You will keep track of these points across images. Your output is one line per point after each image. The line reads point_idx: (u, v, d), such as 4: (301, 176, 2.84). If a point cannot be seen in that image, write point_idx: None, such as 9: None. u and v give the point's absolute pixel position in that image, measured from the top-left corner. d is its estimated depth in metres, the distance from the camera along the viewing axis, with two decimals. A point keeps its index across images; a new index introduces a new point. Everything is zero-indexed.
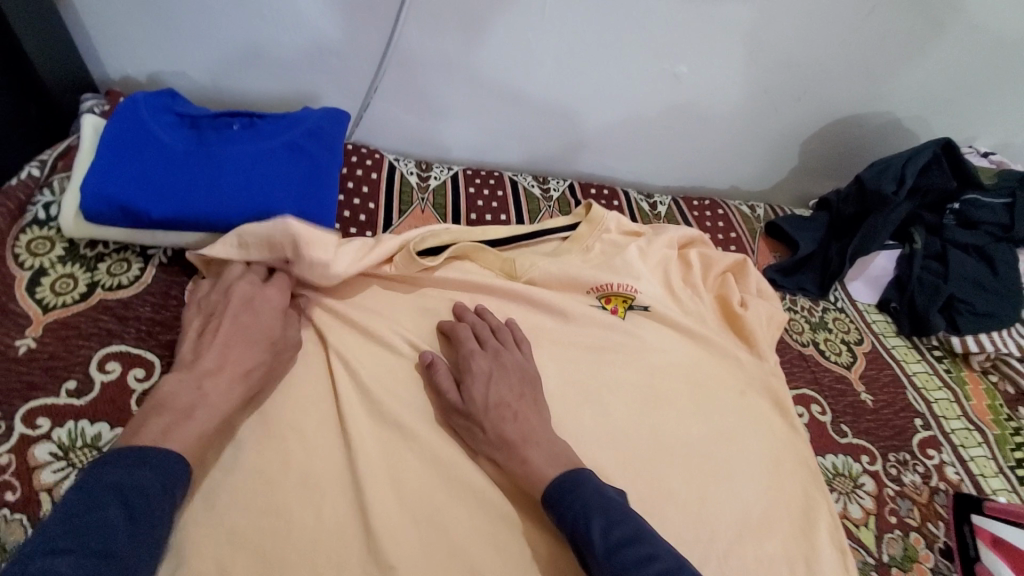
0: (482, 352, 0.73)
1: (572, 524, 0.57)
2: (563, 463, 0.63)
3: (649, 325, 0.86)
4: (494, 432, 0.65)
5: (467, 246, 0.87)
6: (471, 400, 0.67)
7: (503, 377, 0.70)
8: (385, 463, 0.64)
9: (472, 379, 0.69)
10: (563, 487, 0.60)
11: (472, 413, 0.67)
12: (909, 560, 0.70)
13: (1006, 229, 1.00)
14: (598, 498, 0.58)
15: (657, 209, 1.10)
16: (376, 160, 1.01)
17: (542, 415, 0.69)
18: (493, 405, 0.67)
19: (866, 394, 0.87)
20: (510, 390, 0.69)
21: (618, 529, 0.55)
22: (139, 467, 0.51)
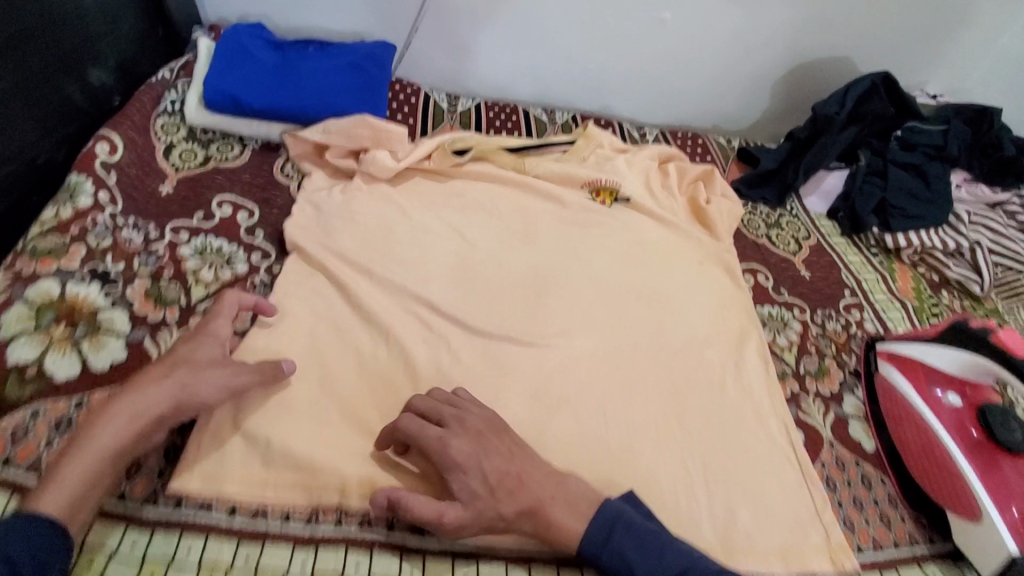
0: (450, 434, 0.63)
1: (619, 566, 0.60)
2: (582, 505, 0.62)
3: (629, 213, 1.08)
4: (508, 506, 0.60)
5: (487, 149, 1.10)
6: (472, 495, 0.60)
7: (489, 451, 0.62)
8: (421, 282, 0.87)
9: (462, 475, 0.60)
10: (599, 533, 0.61)
11: (479, 509, 0.59)
12: (821, 374, 0.90)
13: (939, 149, 1.18)
14: (632, 537, 0.60)
15: (646, 137, 1.32)
16: (414, 89, 1.24)
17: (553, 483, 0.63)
18: (497, 482, 0.60)
19: (805, 271, 1.07)
20: (503, 456, 0.62)
21: (665, 562, 0.59)
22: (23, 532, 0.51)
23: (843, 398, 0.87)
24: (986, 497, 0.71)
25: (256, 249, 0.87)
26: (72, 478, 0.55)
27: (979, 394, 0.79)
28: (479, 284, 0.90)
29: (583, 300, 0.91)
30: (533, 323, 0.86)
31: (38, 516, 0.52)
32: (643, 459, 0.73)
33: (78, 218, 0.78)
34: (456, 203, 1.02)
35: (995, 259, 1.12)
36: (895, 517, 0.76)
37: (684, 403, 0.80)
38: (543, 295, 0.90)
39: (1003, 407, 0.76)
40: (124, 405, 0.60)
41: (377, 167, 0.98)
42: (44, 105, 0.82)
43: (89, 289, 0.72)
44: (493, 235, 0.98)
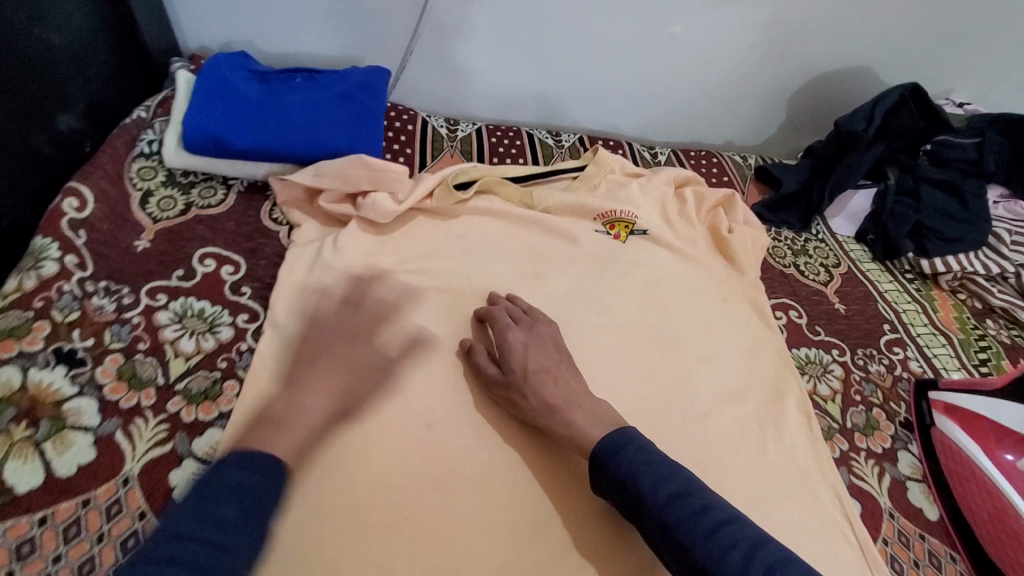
0: (517, 327, 0.77)
1: (622, 481, 0.61)
2: (606, 423, 0.67)
3: (647, 247, 1.00)
4: (535, 397, 0.70)
5: (491, 180, 1.02)
6: (511, 372, 0.72)
7: (539, 346, 0.75)
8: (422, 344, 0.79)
9: (509, 354, 0.74)
10: (611, 446, 0.63)
11: (513, 384, 0.71)
12: (871, 427, 0.81)
13: (974, 164, 1.11)
14: (641, 456, 0.62)
15: (658, 158, 1.24)
16: (411, 116, 1.16)
17: (579, 379, 0.73)
18: (531, 372, 0.71)
19: (839, 304, 0.99)
20: (548, 357, 0.74)
21: (668, 483, 0.59)
22: (257, 468, 0.51)
23: (898, 456, 0.78)
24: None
25: (243, 309, 0.78)
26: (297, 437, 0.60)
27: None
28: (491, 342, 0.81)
29: (605, 353, 0.83)
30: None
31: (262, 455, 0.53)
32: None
33: (42, 288, 0.70)
34: (459, 246, 0.93)
35: None
36: None
37: (723, 470, 0.72)
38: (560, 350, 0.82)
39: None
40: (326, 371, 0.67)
41: (377, 209, 0.89)
42: (6, 160, 0.74)
43: (54, 375, 0.64)
44: (502, 282, 0.90)
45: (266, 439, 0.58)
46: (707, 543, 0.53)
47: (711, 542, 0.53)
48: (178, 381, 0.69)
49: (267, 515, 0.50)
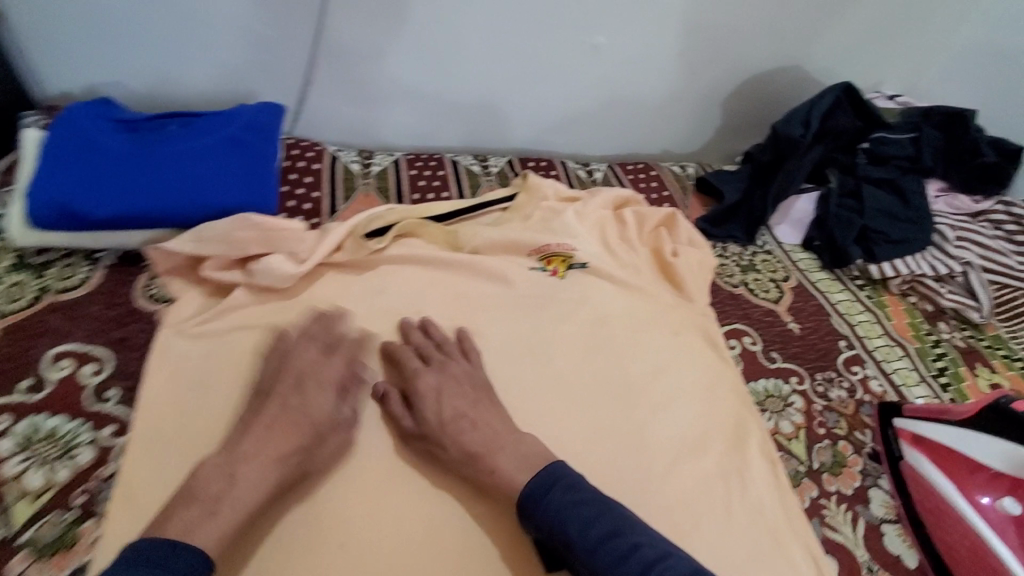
0: (427, 368, 0.70)
1: (551, 526, 0.58)
2: (533, 463, 0.63)
3: (589, 281, 0.91)
4: (455, 447, 0.64)
5: (411, 223, 0.91)
6: (425, 422, 0.66)
7: (453, 388, 0.68)
8: None
9: (422, 402, 0.67)
10: (541, 487, 0.60)
11: (430, 436, 0.65)
12: (838, 465, 0.75)
13: (913, 161, 1.09)
14: (571, 496, 0.59)
15: (594, 176, 1.16)
16: (317, 152, 1.03)
17: (501, 417, 0.67)
18: (448, 421, 0.65)
19: (792, 323, 0.94)
20: (464, 399, 0.67)
21: (598, 523, 0.57)
22: (168, 562, 0.49)
23: (869, 496, 0.72)
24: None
25: (110, 420, 0.67)
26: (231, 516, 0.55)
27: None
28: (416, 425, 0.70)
29: (550, 420, 0.73)
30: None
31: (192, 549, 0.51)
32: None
33: None
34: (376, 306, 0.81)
35: (988, 277, 1.02)
36: None
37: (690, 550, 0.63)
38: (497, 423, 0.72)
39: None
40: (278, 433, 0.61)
41: (276, 273, 0.77)
42: None
43: None
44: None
45: (199, 521, 0.53)
46: None
47: None
48: (20, 529, 0.58)
49: None
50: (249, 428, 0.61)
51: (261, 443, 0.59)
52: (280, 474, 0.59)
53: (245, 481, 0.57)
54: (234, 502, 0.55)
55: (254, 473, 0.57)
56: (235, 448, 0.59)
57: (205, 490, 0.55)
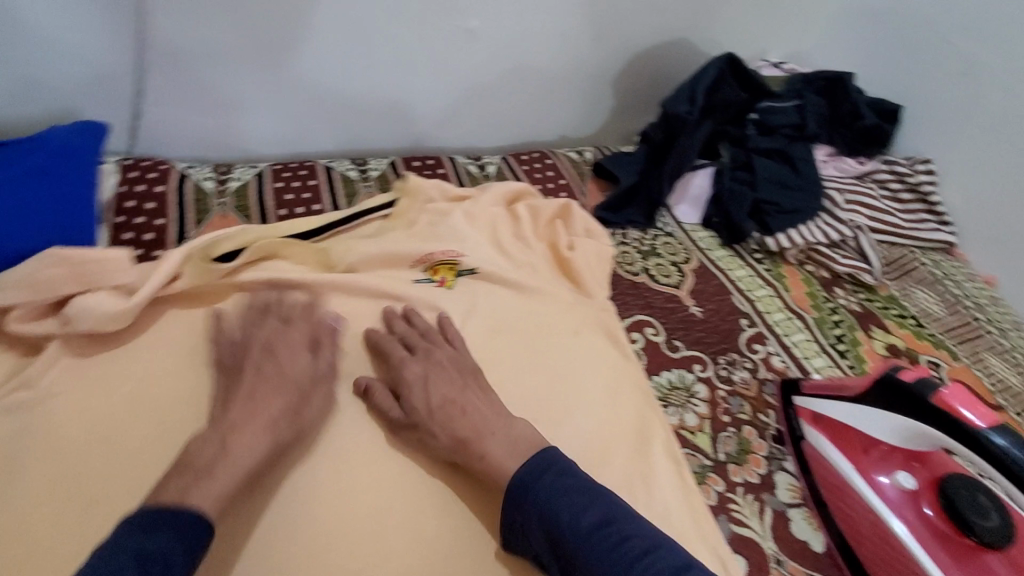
0: (412, 357, 0.67)
1: (540, 515, 0.54)
2: (522, 451, 0.60)
3: (480, 288, 0.84)
4: (445, 433, 0.61)
5: (273, 244, 0.80)
6: (413, 411, 0.63)
7: (439, 375, 0.66)
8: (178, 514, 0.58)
9: (408, 390, 0.64)
10: (533, 471, 0.57)
11: (416, 423, 0.62)
12: (743, 452, 0.73)
13: (799, 128, 1.08)
14: (561, 483, 0.56)
15: (486, 170, 1.08)
16: (162, 171, 0.90)
17: (489, 402, 0.64)
18: (436, 408, 0.62)
19: (695, 307, 0.91)
20: (449, 385, 0.65)
21: (591, 511, 0.54)
22: (162, 526, 0.48)
23: (774, 482, 0.70)
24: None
25: None
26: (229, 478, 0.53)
27: (932, 467, 0.64)
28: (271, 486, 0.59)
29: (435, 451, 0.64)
30: (365, 534, 0.57)
31: (181, 510, 0.50)
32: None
33: None
34: None
35: (878, 237, 1.03)
36: None
37: None
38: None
39: (968, 480, 0.61)
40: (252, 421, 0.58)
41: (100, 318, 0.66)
42: None
43: None
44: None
45: (192, 488, 0.52)
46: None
47: (636, 572, 0.50)
48: None
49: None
50: (239, 392, 0.60)
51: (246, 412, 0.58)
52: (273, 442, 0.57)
53: (237, 449, 0.55)
54: (230, 466, 0.54)
55: (249, 438, 0.56)
56: (226, 415, 0.58)
57: (198, 461, 0.54)
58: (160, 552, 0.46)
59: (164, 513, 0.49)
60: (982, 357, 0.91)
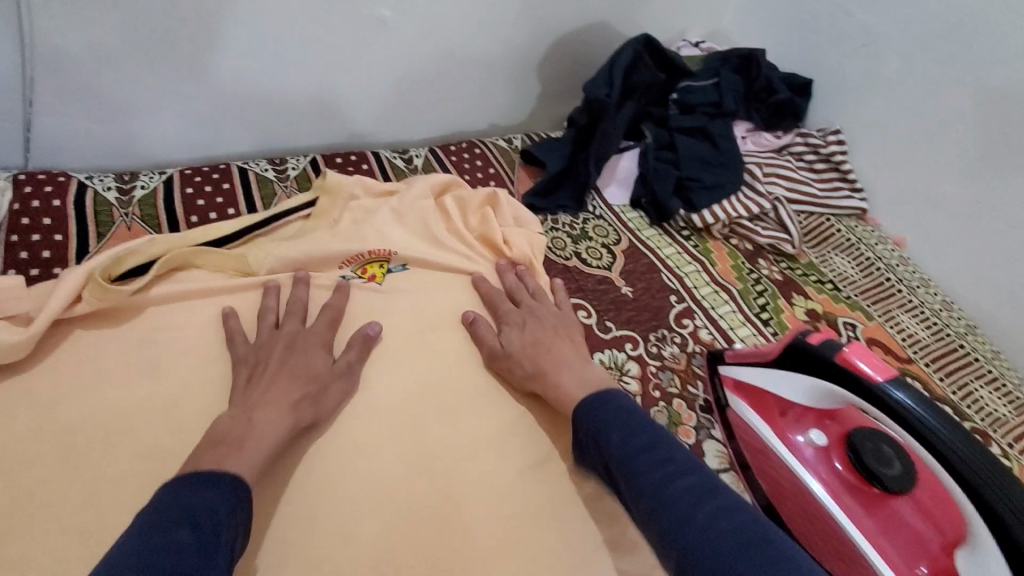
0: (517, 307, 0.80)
1: (597, 431, 0.60)
2: (591, 387, 0.69)
3: (408, 285, 0.84)
4: (531, 365, 0.73)
5: (183, 254, 0.77)
6: (509, 344, 0.75)
7: (535, 322, 0.78)
8: (88, 542, 0.56)
9: (513, 329, 0.77)
10: (593, 401, 0.63)
11: (511, 354, 0.74)
12: (674, 425, 0.75)
13: (717, 106, 1.11)
14: (621, 411, 0.61)
15: (413, 163, 1.07)
16: (59, 184, 0.84)
17: (574, 350, 0.75)
18: (529, 345, 0.74)
19: (625, 287, 0.93)
20: (546, 331, 0.77)
21: (641, 433, 0.58)
22: (210, 486, 0.50)
23: (704, 449, 0.73)
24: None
25: None
26: (257, 450, 0.58)
27: (843, 422, 0.66)
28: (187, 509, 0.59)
29: (368, 455, 0.66)
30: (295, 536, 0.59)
31: (225, 474, 0.52)
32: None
33: None
34: (144, 367, 0.69)
35: (796, 208, 1.08)
36: None
37: (524, 559, 0.61)
38: (304, 476, 0.63)
39: (873, 431, 0.63)
40: (262, 403, 0.62)
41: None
42: None
43: None
44: (208, 400, 0.67)
45: (228, 457, 0.55)
46: (663, 487, 0.53)
47: (666, 486, 0.53)
48: None
49: (226, 537, 0.48)
50: (264, 377, 0.65)
51: (265, 392, 0.63)
52: (297, 417, 0.63)
53: (260, 424, 0.60)
54: (257, 440, 0.58)
55: (273, 415, 0.61)
56: (252, 396, 0.63)
57: (227, 433, 0.58)
58: (204, 505, 0.48)
59: (209, 474, 0.52)
60: (893, 315, 0.96)
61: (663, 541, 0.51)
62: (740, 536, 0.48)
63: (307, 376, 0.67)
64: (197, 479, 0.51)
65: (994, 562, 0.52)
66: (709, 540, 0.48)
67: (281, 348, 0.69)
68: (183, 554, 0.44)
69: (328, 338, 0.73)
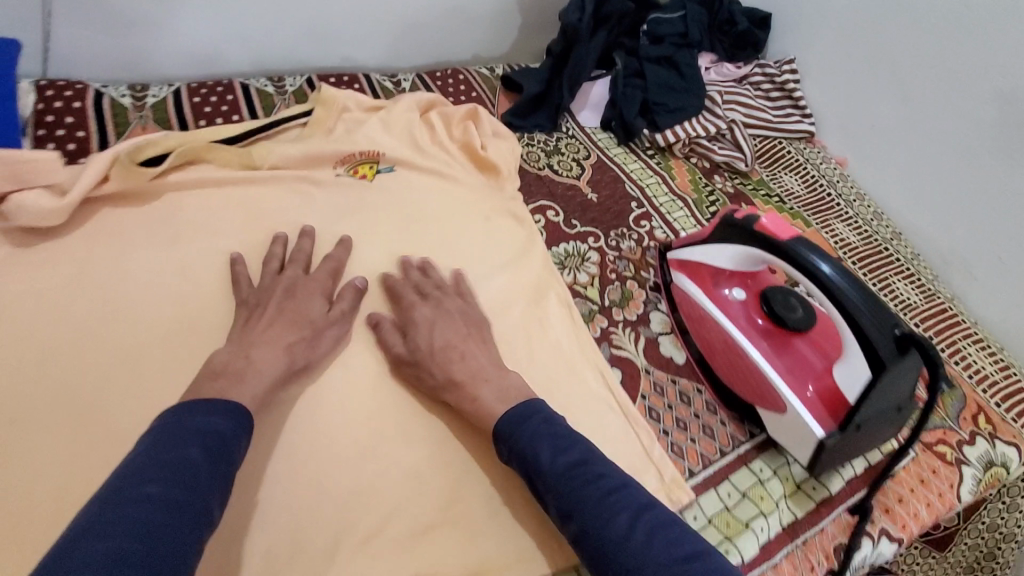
0: (423, 301, 0.73)
1: (524, 450, 0.61)
2: (512, 397, 0.66)
3: (396, 183, 0.93)
4: (442, 373, 0.67)
5: (196, 148, 0.86)
6: (417, 349, 0.69)
7: (446, 321, 0.72)
8: (129, 365, 0.68)
9: (416, 330, 0.70)
10: (516, 419, 0.63)
11: (420, 361, 0.68)
12: (626, 300, 0.87)
13: (684, 37, 1.19)
14: (547, 427, 0.62)
15: (401, 85, 1.15)
16: (77, 90, 0.93)
17: (488, 354, 0.70)
18: (438, 349, 0.68)
19: (591, 193, 1.03)
20: (455, 332, 0.71)
21: (569, 450, 0.60)
22: (214, 412, 0.55)
23: (649, 317, 0.85)
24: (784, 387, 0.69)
25: None
26: (256, 384, 0.61)
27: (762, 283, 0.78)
28: (207, 346, 0.70)
29: (349, 375, 0.69)
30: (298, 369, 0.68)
31: (227, 402, 0.56)
32: (461, 486, 0.64)
33: None
34: (164, 238, 0.79)
35: (752, 131, 1.18)
36: (717, 424, 0.75)
37: None
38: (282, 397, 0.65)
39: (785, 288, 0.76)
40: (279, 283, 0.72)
41: (42, 214, 0.73)
42: None
43: None
44: (202, 305, 0.73)
45: (230, 389, 0.58)
46: (597, 506, 0.56)
47: (603, 504, 0.56)
48: None
49: (234, 459, 0.53)
50: (260, 320, 0.67)
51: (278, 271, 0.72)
52: (292, 358, 0.65)
53: (260, 358, 0.63)
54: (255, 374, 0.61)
55: (270, 353, 0.63)
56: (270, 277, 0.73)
57: (227, 366, 0.61)
58: (213, 429, 0.53)
59: (214, 402, 0.56)
60: (829, 223, 1.07)
61: (603, 560, 0.54)
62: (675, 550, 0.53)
63: (306, 325, 0.68)
64: (198, 406, 0.55)
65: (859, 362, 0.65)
66: (652, 559, 0.52)
67: (279, 294, 0.71)
68: (200, 472, 0.50)
69: (329, 287, 0.74)
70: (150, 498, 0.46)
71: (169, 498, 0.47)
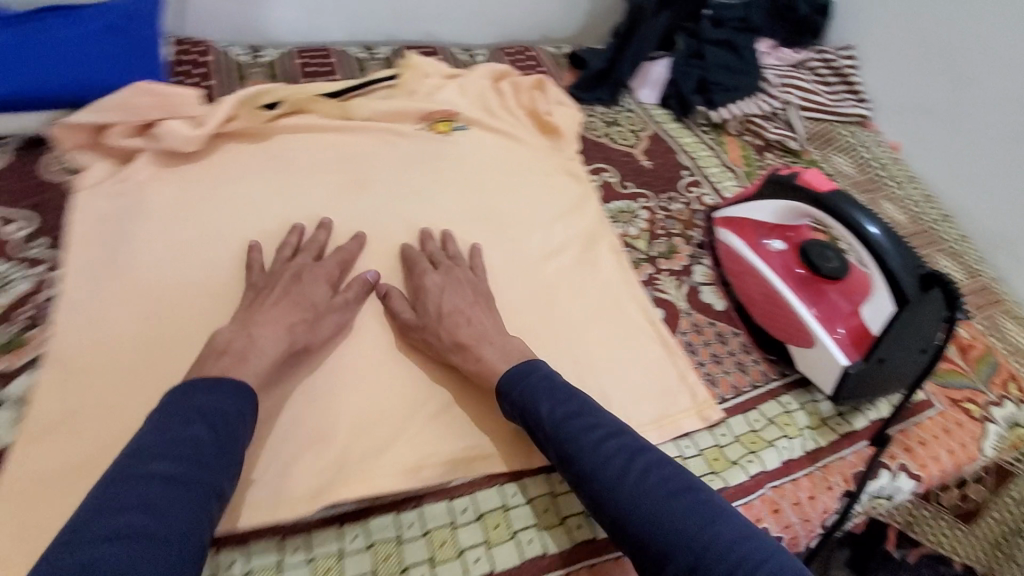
0: (434, 270, 0.79)
1: (522, 402, 0.65)
2: (514, 357, 0.70)
3: (469, 139, 1.04)
4: (448, 337, 0.71)
5: (302, 99, 1.00)
6: (425, 313, 0.73)
7: (456, 288, 0.76)
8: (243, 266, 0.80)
9: (427, 296, 0.75)
10: (517, 374, 0.67)
11: (428, 326, 0.73)
12: (672, 252, 0.94)
13: (744, 21, 1.26)
14: (546, 381, 0.66)
15: (476, 58, 1.27)
16: (204, 48, 1.09)
17: (494, 318, 0.75)
18: (446, 313, 0.73)
19: (646, 160, 1.11)
20: (464, 298, 0.75)
21: (569, 400, 0.65)
22: (216, 390, 0.58)
23: (692, 270, 0.92)
24: (818, 326, 0.75)
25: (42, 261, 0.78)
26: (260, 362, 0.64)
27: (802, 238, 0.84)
28: None
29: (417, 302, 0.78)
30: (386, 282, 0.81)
31: (234, 381, 0.60)
32: None
33: None
34: (272, 170, 0.92)
35: (807, 114, 1.22)
36: (749, 361, 0.82)
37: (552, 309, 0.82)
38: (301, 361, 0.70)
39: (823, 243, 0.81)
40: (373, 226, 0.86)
41: (183, 139, 0.88)
42: None
43: None
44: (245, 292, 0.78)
45: (237, 364, 0.62)
46: (593, 453, 0.61)
47: (599, 452, 0.61)
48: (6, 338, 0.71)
49: (239, 441, 0.57)
50: (267, 301, 0.71)
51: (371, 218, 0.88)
52: (295, 337, 0.68)
53: (262, 336, 0.66)
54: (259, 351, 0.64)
55: (271, 333, 0.66)
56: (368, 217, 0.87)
57: (230, 344, 0.64)
58: (214, 409, 0.57)
59: (219, 381, 0.59)
60: (878, 202, 1.10)
61: (601, 499, 0.59)
62: (665, 491, 0.57)
63: (308, 307, 0.71)
64: (203, 389, 0.59)
65: (885, 298, 0.71)
66: (644, 497, 0.57)
67: (285, 280, 0.74)
68: (202, 450, 0.54)
69: (335, 277, 0.77)
70: (158, 478, 0.51)
71: (174, 475, 0.51)
